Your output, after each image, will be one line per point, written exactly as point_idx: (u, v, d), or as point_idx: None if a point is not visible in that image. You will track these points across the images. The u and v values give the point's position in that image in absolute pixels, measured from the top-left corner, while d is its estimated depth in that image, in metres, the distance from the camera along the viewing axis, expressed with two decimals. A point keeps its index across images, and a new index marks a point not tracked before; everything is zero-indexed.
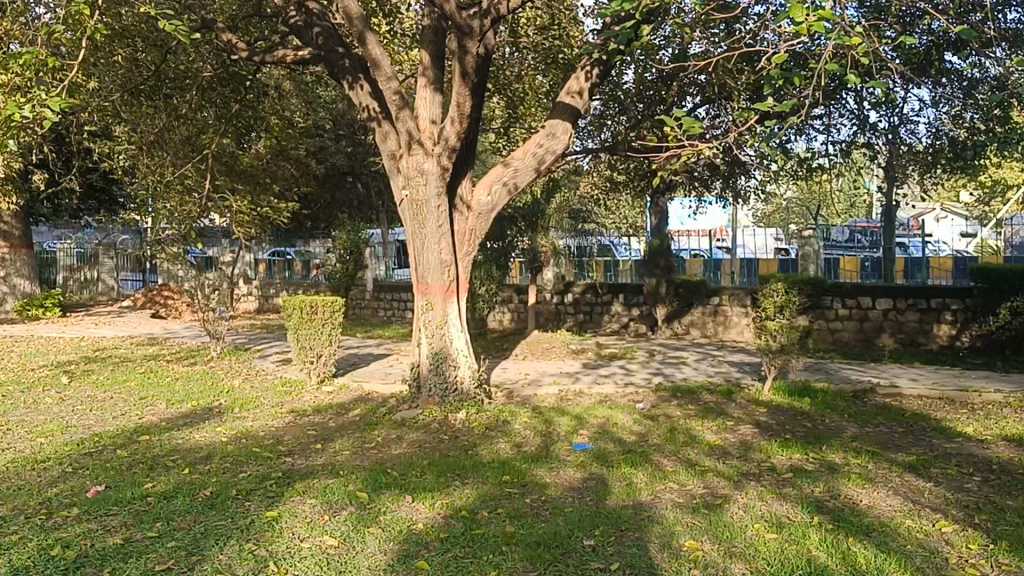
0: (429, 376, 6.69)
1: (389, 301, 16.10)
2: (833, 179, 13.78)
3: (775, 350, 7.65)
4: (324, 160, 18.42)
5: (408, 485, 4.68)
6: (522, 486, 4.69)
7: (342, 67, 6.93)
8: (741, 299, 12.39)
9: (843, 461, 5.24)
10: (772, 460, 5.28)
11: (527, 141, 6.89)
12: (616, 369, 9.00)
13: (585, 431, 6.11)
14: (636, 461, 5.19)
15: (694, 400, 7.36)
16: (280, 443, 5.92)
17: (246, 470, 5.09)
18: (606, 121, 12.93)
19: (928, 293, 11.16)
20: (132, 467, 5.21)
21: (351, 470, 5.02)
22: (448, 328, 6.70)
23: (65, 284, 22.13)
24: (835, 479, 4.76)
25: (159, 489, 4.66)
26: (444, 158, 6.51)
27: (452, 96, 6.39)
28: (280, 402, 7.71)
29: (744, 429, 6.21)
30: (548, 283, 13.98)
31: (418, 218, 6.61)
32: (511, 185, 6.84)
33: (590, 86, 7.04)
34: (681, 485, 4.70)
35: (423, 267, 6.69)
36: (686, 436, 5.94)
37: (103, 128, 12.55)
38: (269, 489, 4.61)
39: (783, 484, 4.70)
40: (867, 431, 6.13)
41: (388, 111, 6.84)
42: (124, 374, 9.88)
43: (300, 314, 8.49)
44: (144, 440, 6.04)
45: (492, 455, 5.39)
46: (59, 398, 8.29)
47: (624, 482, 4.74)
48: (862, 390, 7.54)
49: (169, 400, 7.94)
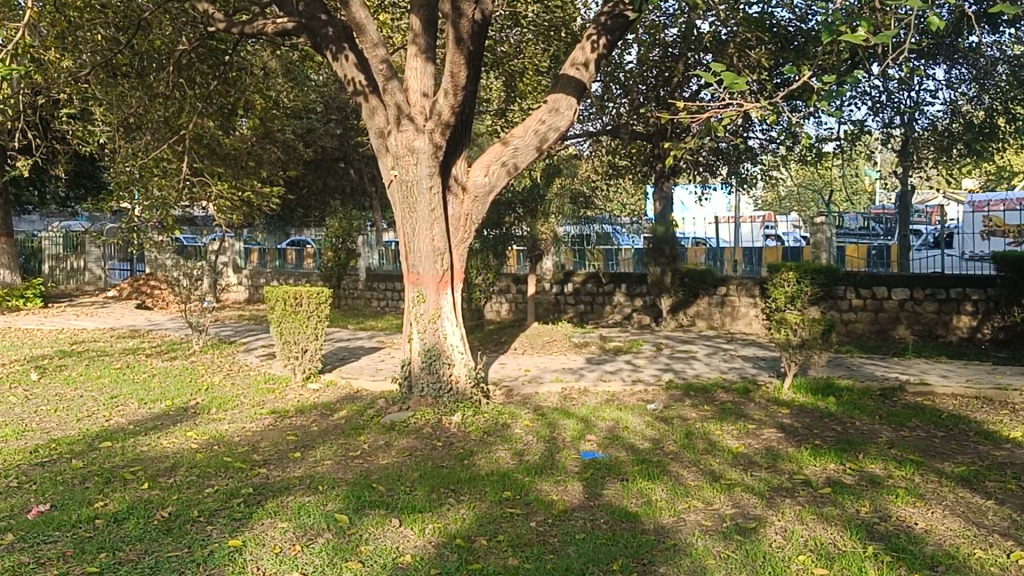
0: (421, 375, 6.10)
1: (383, 290, 15.49)
2: (834, 164, 13.17)
3: (795, 345, 7.04)
4: (311, 144, 17.87)
5: (395, 504, 4.09)
6: (525, 505, 4.10)
7: (325, 36, 6.32)
8: (749, 289, 11.84)
9: (885, 472, 4.67)
10: (806, 471, 4.71)
11: (528, 117, 6.27)
12: (623, 365, 8.42)
13: (593, 436, 5.53)
14: (653, 474, 4.60)
15: (709, 399, 6.78)
16: (256, 450, 5.33)
17: (214, 485, 4.52)
18: (607, 103, 12.16)
19: (945, 283, 10.59)
20: (85, 481, 4.62)
21: (331, 485, 4.45)
22: (442, 322, 6.12)
23: (51, 273, 21.52)
24: (880, 497, 4.19)
25: (110, 510, 4.08)
26: (436, 134, 5.91)
27: (446, 65, 5.73)
28: (261, 402, 7.12)
29: (767, 433, 5.63)
30: (548, 273, 13.40)
31: (408, 200, 6.01)
32: (510, 165, 6.21)
33: (597, 58, 6.41)
34: (708, 504, 4.11)
35: (414, 255, 6.10)
36: (705, 442, 5.36)
37: (80, 109, 11.97)
38: (236, 510, 4.03)
39: (822, 502, 4.14)
40: (903, 436, 5.55)
41: (376, 83, 6.23)
42: (98, 370, 9.28)
43: (283, 307, 7.92)
44: (105, 447, 5.45)
45: (492, 466, 4.81)
46: (24, 398, 7.69)
47: (642, 500, 4.16)
48: (890, 389, 6.96)
49: (142, 399, 7.33)
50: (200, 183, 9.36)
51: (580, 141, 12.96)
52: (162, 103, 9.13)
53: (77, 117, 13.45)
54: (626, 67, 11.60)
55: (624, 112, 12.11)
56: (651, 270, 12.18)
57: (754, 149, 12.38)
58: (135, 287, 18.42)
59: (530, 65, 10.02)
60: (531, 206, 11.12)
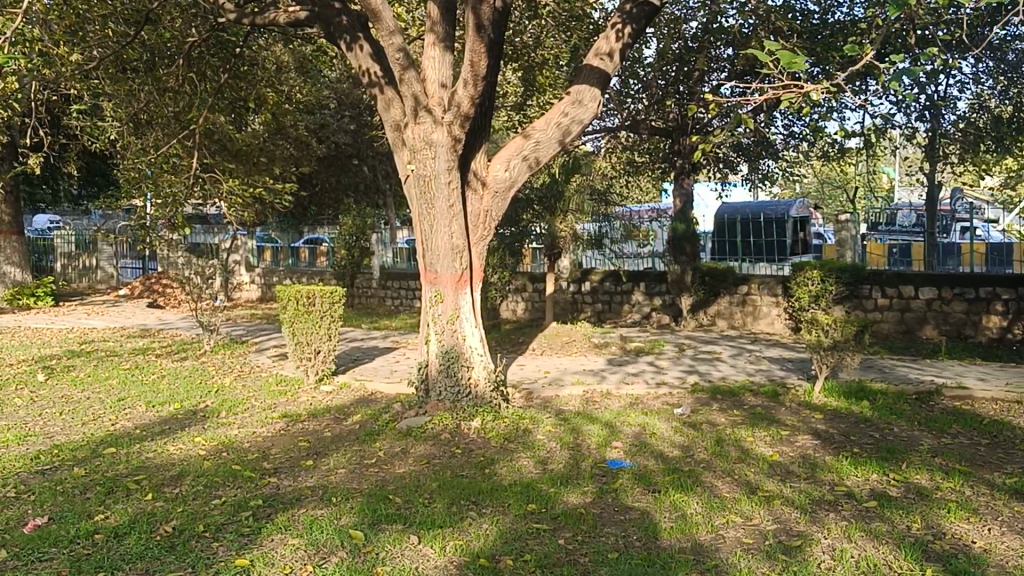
0: (438, 379, 5.86)
1: (397, 289, 15.27)
2: (855, 161, 12.89)
3: (827, 347, 6.75)
4: (325, 141, 17.67)
5: (413, 518, 3.85)
6: (552, 519, 3.85)
7: (338, 24, 6.08)
8: (771, 288, 11.58)
9: (932, 484, 4.40)
10: (848, 482, 4.45)
11: (550, 109, 6.00)
12: (645, 367, 8.16)
13: (619, 443, 5.27)
14: (687, 484, 4.34)
15: (738, 403, 6.52)
16: (266, 457, 5.09)
17: (221, 496, 4.27)
18: (626, 98, 11.89)
19: (974, 282, 10.26)
20: (86, 492, 4.38)
21: (346, 496, 4.20)
22: (460, 323, 5.87)
23: (64, 271, 21.38)
24: (931, 511, 3.92)
25: (111, 524, 3.84)
26: (455, 127, 5.65)
27: (465, 54, 5.47)
28: (273, 405, 6.89)
29: (802, 440, 5.36)
30: (565, 271, 13.06)
31: (426, 196, 5.77)
32: (532, 159, 5.94)
33: (623, 47, 6.14)
34: (748, 519, 3.85)
35: (432, 253, 5.85)
36: (737, 450, 5.11)
37: (91, 105, 11.77)
38: (244, 524, 3.79)
39: (869, 517, 3.87)
40: (945, 443, 5.29)
41: (392, 74, 5.99)
42: (106, 371, 9.07)
43: (296, 305, 7.66)
44: (110, 454, 5.22)
45: (514, 476, 4.56)
46: (30, 399, 7.50)
47: (676, 514, 3.90)
48: (925, 392, 6.69)
49: (151, 402, 7.10)
50: (212, 180, 9.11)
51: (597, 137, 12.70)
52: (172, 98, 8.93)
53: (88, 112, 13.28)
54: (645, 61, 11.35)
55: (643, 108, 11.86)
56: (670, 269, 11.90)
57: (775, 146, 12.11)
58: (147, 286, 18.26)
59: (548, 58, 9.74)
60: (550, 203, 10.86)
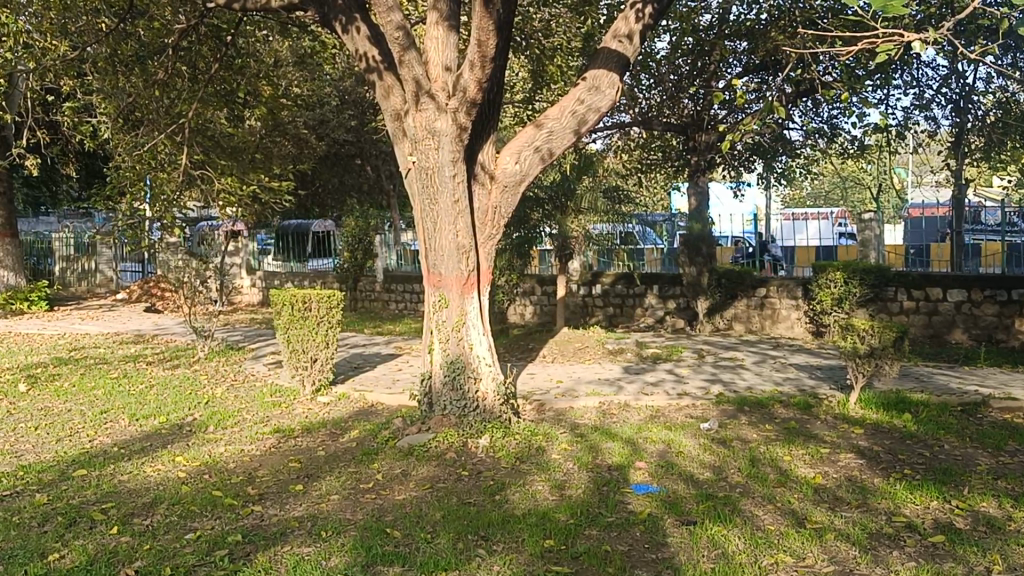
0: (443, 392, 5.34)
1: (401, 293, 14.73)
2: (869, 160, 12.32)
3: (864, 354, 6.18)
4: (325, 137, 17.07)
5: (412, 558, 3.34)
6: (574, 560, 3.33)
7: (333, 5, 5.52)
8: (791, 290, 11.03)
9: (1002, 513, 3.88)
10: (905, 511, 3.93)
11: (565, 96, 5.48)
12: (665, 375, 7.63)
13: (642, 465, 4.73)
14: (725, 514, 3.83)
15: (768, 416, 5.99)
16: (252, 481, 4.59)
17: (195, 530, 3.76)
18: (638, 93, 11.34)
19: (1006, 284, 9.63)
20: (42, 525, 3.86)
21: (336, 530, 3.69)
22: (467, 330, 5.36)
23: (63, 275, 20.83)
24: (1009, 548, 3.41)
25: (65, 567, 3.34)
26: (461, 114, 5.16)
27: (473, 32, 4.97)
28: (265, 418, 6.37)
29: (845, 460, 4.84)
30: (575, 273, 12.57)
31: (429, 190, 5.26)
32: (545, 151, 5.42)
33: (642, 29, 5.64)
34: (801, 558, 3.35)
35: (435, 254, 5.35)
36: (773, 471, 4.60)
37: (81, 101, 11.24)
38: (218, 566, 3.28)
39: (939, 555, 3.37)
40: (1005, 463, 4.76)
41: (392, 59, 5.46)
42: (92, 381, 8.54)
43: (291, 311, 7.08)
44: (79, 476, 4.73)
45: (528, 504, 4.04)
46: (7, 412, 6.99)
47: (716, 552, 3.39)
48: (972, 403, 6.17)
49: (135, 415, 6.59)
50: (204, 178, 8.55)
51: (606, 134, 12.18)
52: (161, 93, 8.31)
53: (80, 109, 12.76)
54: (657, 53, 10.80)
55: (658, 102, 11.30)
56: (686, 270, 11.36)
57: (792, 143, 11.51)
58: (145, 289, 17.78)
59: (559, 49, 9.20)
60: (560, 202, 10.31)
